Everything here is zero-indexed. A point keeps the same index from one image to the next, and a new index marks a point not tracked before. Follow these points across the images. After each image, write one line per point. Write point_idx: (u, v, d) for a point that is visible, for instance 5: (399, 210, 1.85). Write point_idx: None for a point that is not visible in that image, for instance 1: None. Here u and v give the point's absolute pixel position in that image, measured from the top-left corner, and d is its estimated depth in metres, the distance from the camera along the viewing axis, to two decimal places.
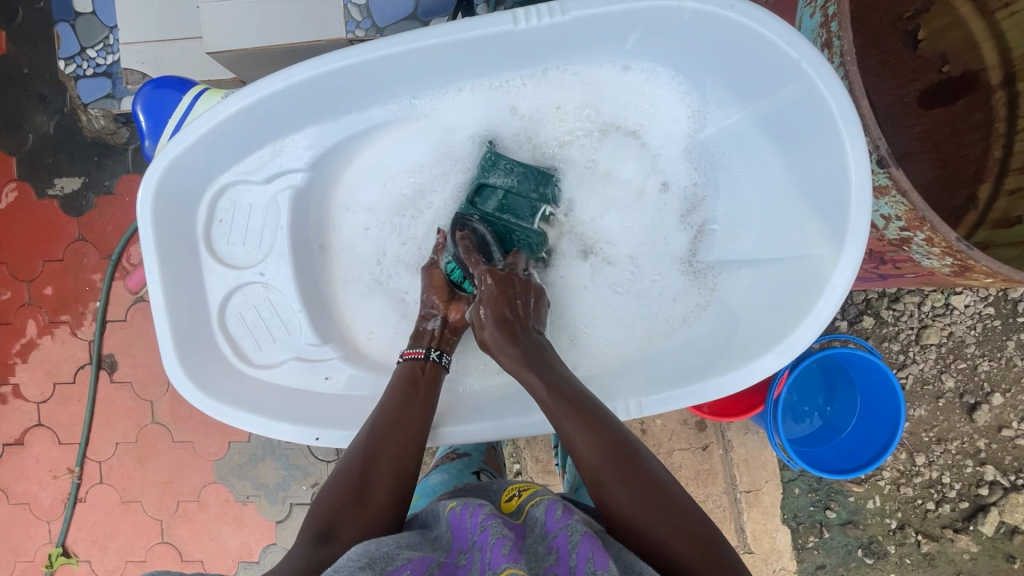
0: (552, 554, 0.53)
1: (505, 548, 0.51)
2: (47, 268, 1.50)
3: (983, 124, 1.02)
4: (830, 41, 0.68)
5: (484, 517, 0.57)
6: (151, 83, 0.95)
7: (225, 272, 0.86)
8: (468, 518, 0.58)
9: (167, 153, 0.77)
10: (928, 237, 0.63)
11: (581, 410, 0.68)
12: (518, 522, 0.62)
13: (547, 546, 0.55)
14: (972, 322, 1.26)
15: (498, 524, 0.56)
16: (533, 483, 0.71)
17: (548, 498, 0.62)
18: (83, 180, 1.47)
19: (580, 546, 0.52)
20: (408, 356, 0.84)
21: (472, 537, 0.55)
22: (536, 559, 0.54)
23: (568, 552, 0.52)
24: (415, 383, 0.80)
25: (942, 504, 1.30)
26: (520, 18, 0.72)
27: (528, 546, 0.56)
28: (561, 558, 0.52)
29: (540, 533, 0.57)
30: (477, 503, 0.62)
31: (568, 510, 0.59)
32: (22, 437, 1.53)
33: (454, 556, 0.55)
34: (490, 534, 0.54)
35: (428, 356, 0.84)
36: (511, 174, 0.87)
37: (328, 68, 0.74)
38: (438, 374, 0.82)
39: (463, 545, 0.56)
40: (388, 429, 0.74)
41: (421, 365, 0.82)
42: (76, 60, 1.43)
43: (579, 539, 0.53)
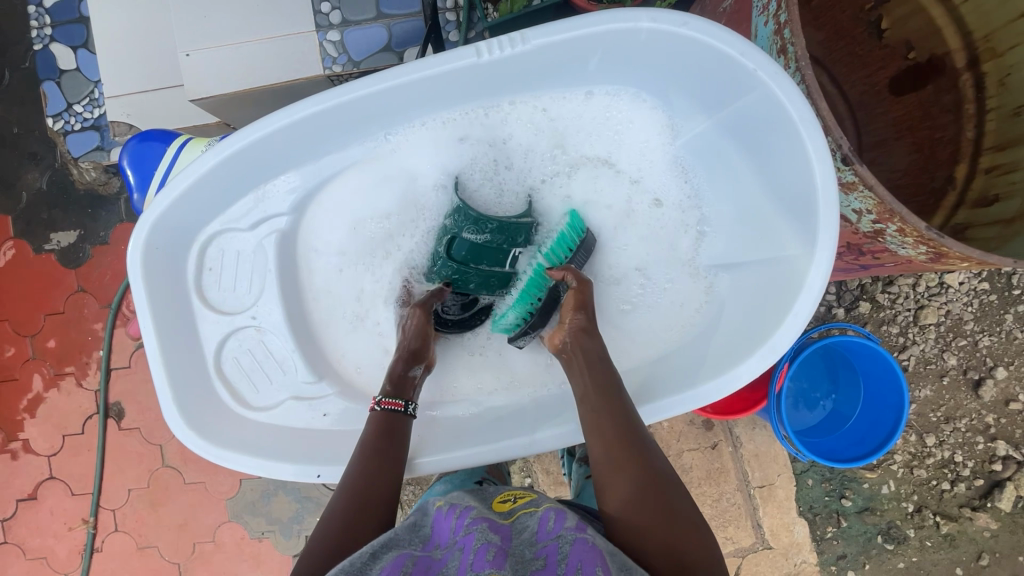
0: (539, 558, 0.57)
1: (489, 554, 0.55)
2: (49, 322, 1.52)
3: (954, 106, 1.02)
4: (784, 47, 0.69)
5: (469, 522, 0.62)
6: (136, 137, 0.98)
7: (218, 320, 0.88)
8: (454, 522, 0.63)
9: (152, 209, 0.79)
10: (900, 228, 0.64)
11: (626, 441, 0.69)
12: (507, 526, 0.66)
13: (535, 551, 0.58)
14: (968, 299, 1.26)
15: (484, 529, 0.60)
16: (527, 492, 0.75)
17: (541, 509, 0.66)
18: (79, 232, 1.50)
19: (570, 555, 0.56)
20: (386, 406, 0.80)
21: (457, 538, 0.60)
22: (523, 560, 0.57)
23: (556, 558, 0.56)
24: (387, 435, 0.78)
25: (958, 484, 1.30)
26: (483, 51, 0.75)
27: (516, 548, 0.59)
28: (548, 563, 0.56)
29: (528, 537, 0.61)
30: (463, 506, 0.67)
31: (562, 518, 0.63)
32: (36, 492, 1.54)
33: (431, 551, 0.60)
34: (475, 540, 0.58)
35: (407, 408, 0.81)
36: (483, 231, 0.86)
37: (302, 115, 0.77)
38: (407, 427, 0.81)
39: (441, 542, 0.61)
40: (366, 485, 0.71)
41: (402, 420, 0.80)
42: (64, 116, 1.45)
43: (569, 550, 0.57)
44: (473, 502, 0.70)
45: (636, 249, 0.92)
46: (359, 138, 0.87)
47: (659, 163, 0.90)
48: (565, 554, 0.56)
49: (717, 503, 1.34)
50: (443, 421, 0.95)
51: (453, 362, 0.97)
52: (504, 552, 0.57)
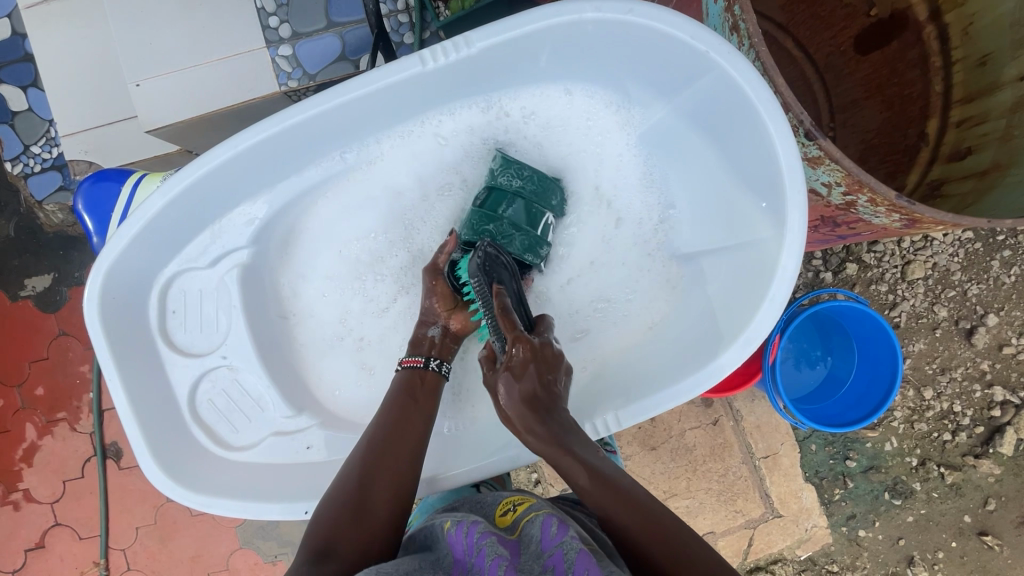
0: (548, 571, 0.56)
1: (500, 570, 0.54)
2: (34, 370, 1.49)
3: (920, 60, 1.00)
4: (737, 25, 0.66)
5: (478, 536, 0.61)
6: (89, 179, 0.95)
7: (188, 362, 0.86)
8: (464, 538, 0.61)
9: (105, 257, 0.76)
10: (871, 198, 0.62)
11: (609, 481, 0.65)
12: (513, 539, 0.64)
13: (543, 563, 0.57)
14: (953, 249, 1.26)
15: (493, 544, 0.59)
16: (527, 499, 0.73)
17: (543, 516, 0.65)
18: (53, 275, 1.47)
19: (575, 564, 0.55)
20: (407, 364, 0.84)
21: (471, 559, 0.58)
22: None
23: (563, 569, 0.55)
24: (413, 394, 0.81)
25: (958, 434, 1.31)
26: (428, 59, 0.72)
27: (525, 562, 0.58)
28: (556, 574, 0.55)
29: (535, 549, 0.60)
30: (471, 520, 0.65)
31: (563, 525, 0.62)
32: (43, 540, 1.52)
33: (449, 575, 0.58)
34: (486, 557, 0.57)
35: (427, 364, 0.84)
36: (521, 177, 0.85)
37: (249, 145, 0.74)
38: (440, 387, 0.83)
39: (457, 565, 0.59)
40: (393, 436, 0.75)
41: (421, 374, 0.83)
42: (22, 159, 1.43)
43: (575, 559, 0.55)
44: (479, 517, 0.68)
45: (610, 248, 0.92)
46: (314, 160, 0.85)
47: (622, 154, 0.89)
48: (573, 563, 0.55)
49: (724, 477, 1.34)
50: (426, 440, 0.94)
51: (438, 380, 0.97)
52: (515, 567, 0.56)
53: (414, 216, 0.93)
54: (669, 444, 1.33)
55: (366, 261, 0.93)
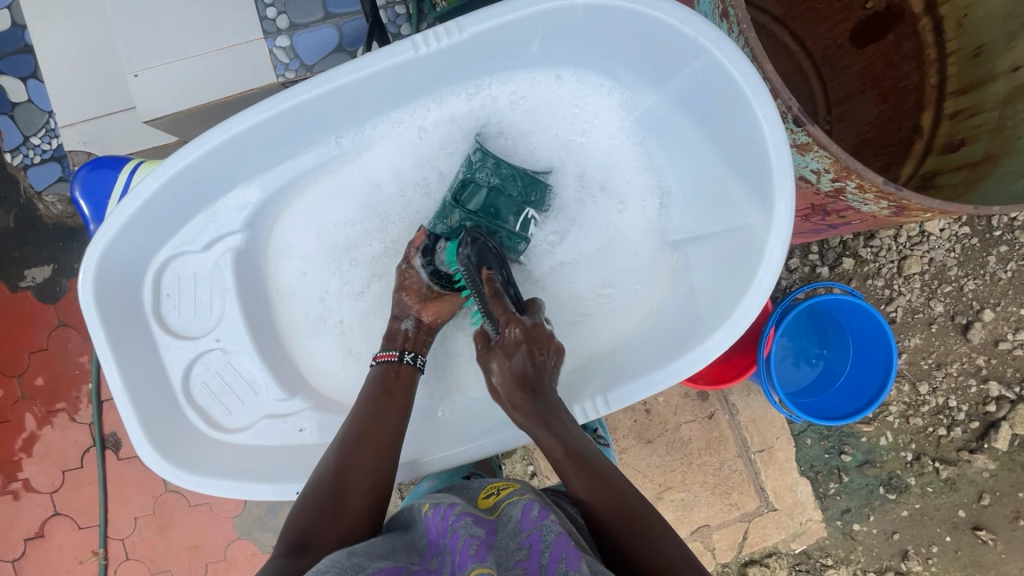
0: (522, 549, 0.57)
1: (472, 548, 0.55)
2: (34, 360, 1.50)
3: (915, 53, 1.01)
4: (725, 11, 0.67)
5: (454, 518, 0.61)
6: (87, 166, 0.96)
7: (182, 345, 0.87)
8: (440, 521, 0.61)
9: (100, 239, 0.77)
10: (859, 184, 0.63)
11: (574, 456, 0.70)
12: (493, 518, 0.65)
13: (519, 541, 0.58)
14: (950, 244, 1.26)
15: (468, 524, 0.59)
16: (511, 483, 0.74)
17: (523, 498, 0.65)
18: (53, 266, 1.48)
19: (552, 546, 0.56)
20: (382, 359, 0.84)
21: (446, 540, 0.59)
22: (507, 552, 0.57)
23: (539, 550, 0.56)
24: (389, 388, 0.81)
25: (953, 429, 1.31)
26: (419, 44, 0.73)
27: (500, 541, 0.59)
28: (531, 555, 0.56)
29: (512, 528, 0.61)
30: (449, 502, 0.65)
31: (544, 509, 0.63)
32: (43, 529, 1.53)
33: (427, 563, 0.58)
34: (459, 537, 0.57)
35: (402, 358, 0.84)
36: (497, 172, 0.86)
37: (241, 128, 0.75)
38: (412, 379, 0.83)
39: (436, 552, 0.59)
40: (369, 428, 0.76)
41: (396, 368, 0.83)
42: (22, 150, 1.43)
43: (552, 541, 0.57)
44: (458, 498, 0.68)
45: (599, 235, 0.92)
46: (308, 146, 0.85)
47: (612, 142, 0.89)
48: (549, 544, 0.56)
49: (720, 471, 1.34)
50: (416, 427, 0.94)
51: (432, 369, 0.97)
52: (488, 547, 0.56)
53: (408, 205, 0.93)
54: (664, 437, 1.34)
55: (359, 247, 0.93)
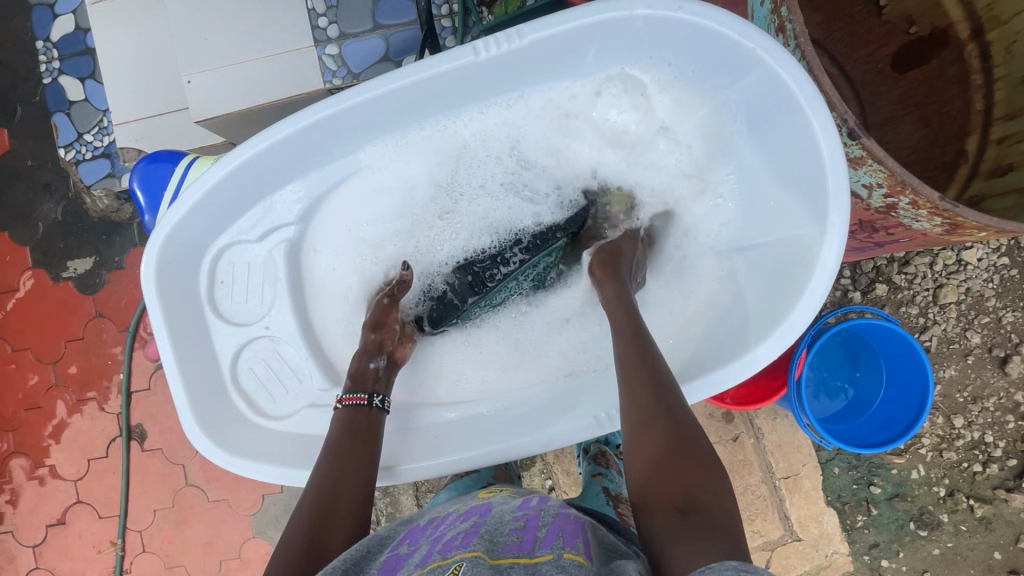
0: (518, 522, 0.59)
1: (457, 539, 0.56)
2: (70, 348, 1.54)
3: (960, 78, 1.01)
4: (783, 26, 0.68)
5: (447, 524, 0.62)
6: (144, 160, 1.00)
7: (232, 331, 0.89)
8: (432, 528, 0.63)
9: (164, 225, 0.80)
10: (913, 200, 0.63)
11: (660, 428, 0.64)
12: (485, 505, 0.67)
13: (514, 517, 0.60)
14: (988, 274, 1.23)
15: (459, 523, 0.61)
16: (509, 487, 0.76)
17: (524, 494, 0.67)
18: (94, 258, 1.52)
19: (548, 524, 0.57)
20: (349, 402, 0.82)
21: (428, 537, 0.60)
22: (501, 524, 0.59)
23: (535, 525, 0.58)
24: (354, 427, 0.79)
25: (989, 465, 1.27)
26: (480, 49, 0.75)
27: (495, 516, 0.61)
28: (527, 526, 0.58)
29: (508, 509, 0.63)
30: (441, 516, 0.66)
31: (541, 500, 0.66)
32: (64, 516, 1.56)
33: (399, 549, 0.60)
34: (447, 534, 0.58)
35: (371, 401, 0.82)
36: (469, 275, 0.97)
37: (306, 124, 0.78)
38: (377, 423, 0.82)
39: (411, 541, 0.60)
40: (338, 474, 0.72)
41: (365, 413, 0.81)
42: (75, 146, 1.50)
43: (549, 521, 0.58)
44: (456, 505, 0.70)
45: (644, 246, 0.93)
46: (364, 145, 0.88)
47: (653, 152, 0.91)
48: (545, 523, 0.58)
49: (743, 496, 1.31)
50: (431, 428, 0.94)
51: (445, 374, 0.98)
52: (475, 533, 0.57)
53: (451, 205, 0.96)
54: None
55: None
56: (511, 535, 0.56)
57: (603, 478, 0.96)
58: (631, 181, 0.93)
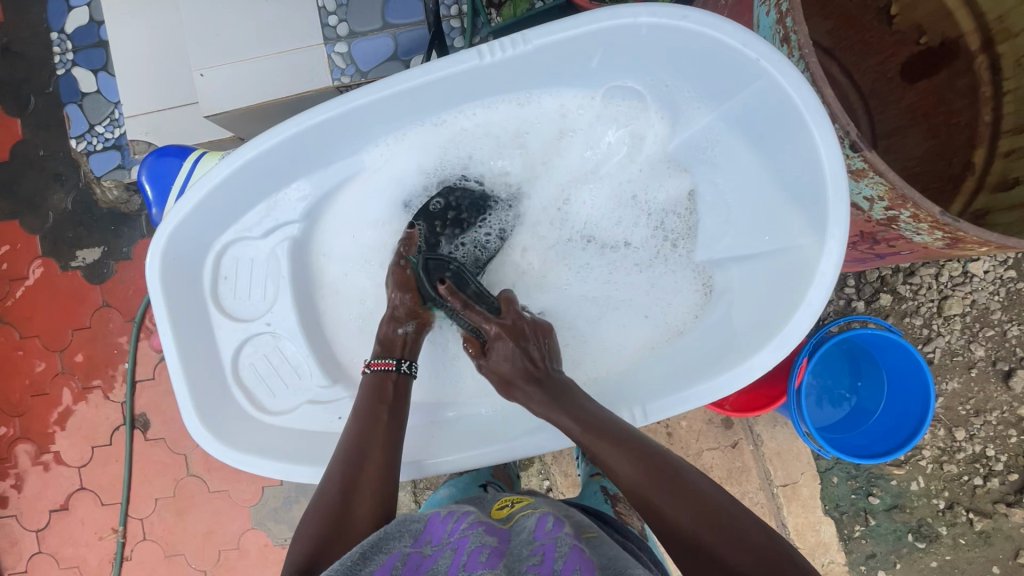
0: (536, 555, 0.57)
1: (482, 556, 0.57)
2: (77, 337, 1.56)
3: (970, 90, 1.00)
4: (787, 37, 0.69)
5: (465, 526, 0.63)
6: (154, 154, 1.01)
7: (234, 326, 0.90)
8: (451, 526, 0.64)
9: (169, 220, 0.81)
10: (913, 214, 0.63)
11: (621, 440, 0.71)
12: (506, 528, 0.66)
13: (532, 548, 0.59)
14: (994, 287, 1.22)
15: (479, 534, 0.61)
16: (525, 497, 0.76)
17: (540, 512, 0.67)
18: (102, 249, 1.54)
19: (566, 557, 0.56)
20: (377, 367, 0.84)
21: (450, 539, 0.61)
22: (520, 557, 0.58)
23: (552, 556, 0.57)
24: (382, 398, 0.81)
25: (990, 479, 1.26)
26: (485, 53, 0.75)
27: (514, 546, 0.60)
28: (544, 559, 0.56)
29: (526, 537, 0.62)
30: (460, 512, 0.68)
31: (558, 522, 0.64)
32: (67, 502, 1.58)
33: (421, 547, 0.61)
34: (468, 544, 0.59)
35: (399, 366, 0.85)
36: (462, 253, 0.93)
37: (310, 124, 0.78)
38: (403, 388, 0.84)
39: (433, 539, 0.61)
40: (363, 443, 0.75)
41: (393, 378, 0.83)
42: (87, 137, 1.51)
43: (566, 552, 0.57)
44: (472, 509, 0.71)
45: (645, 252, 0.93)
46: (368, 145, 0.89)
47: (658, 157, 0.90)
48: (564, 553, 0.57)
49: None
50: (430, 427, 0.96)
51: (448, 372, 0.98)
52: (498, 554, 0.58)
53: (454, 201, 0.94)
54: None
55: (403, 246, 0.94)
56: (529, 571, 0.55)
57: (601, 477, 0.97)
58: (635, 186, 0.93)
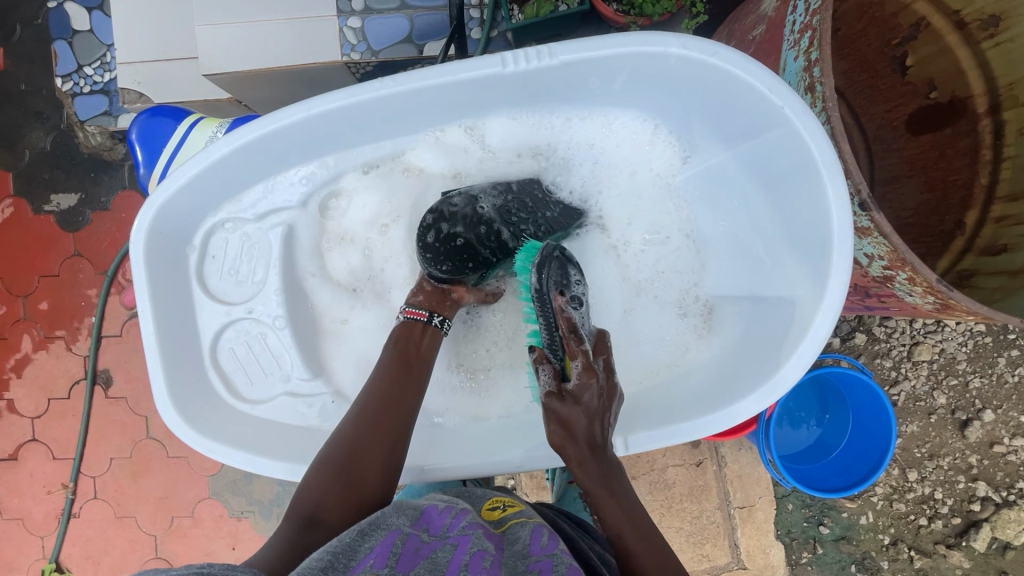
0: (532, 572, 0.59)
1: (485, 562, 0.58)
2: (43, 284, 1.50)
3: (971, 150, 1.02)
4: (812, 86, 0.70)
5: (465, 525, 0.63)
6: (147, 112, 0.97)
7: (217, 308, 0.87)
8: (450, 519, 0.63)
9: (161, 193, 0.78)
10: (910, 276, 0.65)
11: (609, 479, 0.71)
12: (499, 534, 0.67)
13: (527, 564, 0.60)
14: (963, 338, 1.26)
15: (479, 537, 0.62)
16: (517, 503, 0.76)
17: (534, 524, 0.68)
18: (79, 195, 1.47)
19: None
20: (410, 316, 0.85)
21: (449, 534, 0.61)
22: (516, 573, 0.59)
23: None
24: (407, 365, 0.82)
25: (935, 520, 1.31)
26: (509, 61, 0.74)
27: (509, 558, 0.61)
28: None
29: (520, 549, 0.63)
30: (460, 507, 0.67)
31: (553, 538, 0.66)
32: (17, 452, 1.53)
33: (419, 532, 0.60)
34: (471, 544, 0.59)
35: (431, 320, 0.86)
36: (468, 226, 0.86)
37: (320, 111, 0.76)
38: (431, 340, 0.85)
39: (432, 528, 0.61)
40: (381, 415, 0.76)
41: (420, 330, 0.85)
42: (73, 77, 1.43)
43: (563, 571, 0.59)
44: (467, 505, 0.71)
45: (644, 286, 0.93)
46: (378, 139, 0.86)
47: (670, 186, 0.91)
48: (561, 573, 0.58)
49: (697, 520, 1.34)
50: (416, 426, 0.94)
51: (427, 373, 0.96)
52: (498, 563, 0.59)
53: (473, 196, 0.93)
54: (649, 476, 1.34)
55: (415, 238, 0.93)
56: None
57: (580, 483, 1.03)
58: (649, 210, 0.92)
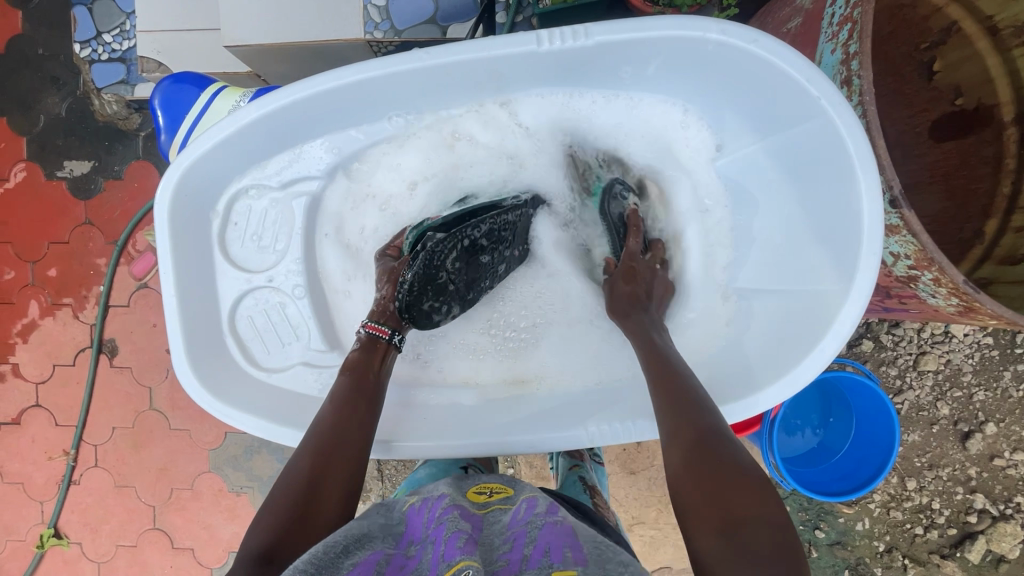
0: (507, 543, 0.58)
1: (459, 542, 0.56)
2: (53, 250, 1.50)
3: (993, 159, 1.01)
4: (849, 79, 0.69)
5: (441, 513, 0.63)
6: (170, 78, 0.97)
7: (238, 275, 0.88)
8: (428, 514, 0.64)
9: (188, 155, 0.78)
10: (936, 276, 0.66)
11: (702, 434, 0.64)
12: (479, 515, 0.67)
13: (504, 538, 0.60)
14: (970, 350, 1.26)
15: (455, 518, 0.61)
16: (504, 487, 0.75)
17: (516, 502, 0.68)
18: (92, 163, 1.47)
19: (536, 538, 0.57)
20: (371, 330, 0.83)
21: (429, 531, 0.60)
22: (490, 547, 0.58)
23: (523, 542, 0.57)
24: (359, 387, 0.79)
25: (931, 530, 1.31)
26: (544, 40, 0.73)
27: (485, 537, 0.60)
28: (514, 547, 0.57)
29: (499, 528, 0.62)
30: (436, 497, 0.68)
31: (551, 507, 0.65)
32: (20, 417, 1.53)
33: (405, 548, 0.60)
34: (446, 528, 0.59)
35: (391, 338, 0.83)
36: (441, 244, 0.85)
37: (351, 80, 0.75)
38: (389, 360, 0.83)
39: (415, 539, 0.61)
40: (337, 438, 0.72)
41: (379, 349, 0.82)
42: (92, 44, 1.42)
43: (538, 534, 0.58)
44: (447, 490, 0.71)
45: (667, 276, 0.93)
46: (407, 113, 0.86)
47: (697, 176, 0.90)
48: (531, 538, 0.57)
49: None
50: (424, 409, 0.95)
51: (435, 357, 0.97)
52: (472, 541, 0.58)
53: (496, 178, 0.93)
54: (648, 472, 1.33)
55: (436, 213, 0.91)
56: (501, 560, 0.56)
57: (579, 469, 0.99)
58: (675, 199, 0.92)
